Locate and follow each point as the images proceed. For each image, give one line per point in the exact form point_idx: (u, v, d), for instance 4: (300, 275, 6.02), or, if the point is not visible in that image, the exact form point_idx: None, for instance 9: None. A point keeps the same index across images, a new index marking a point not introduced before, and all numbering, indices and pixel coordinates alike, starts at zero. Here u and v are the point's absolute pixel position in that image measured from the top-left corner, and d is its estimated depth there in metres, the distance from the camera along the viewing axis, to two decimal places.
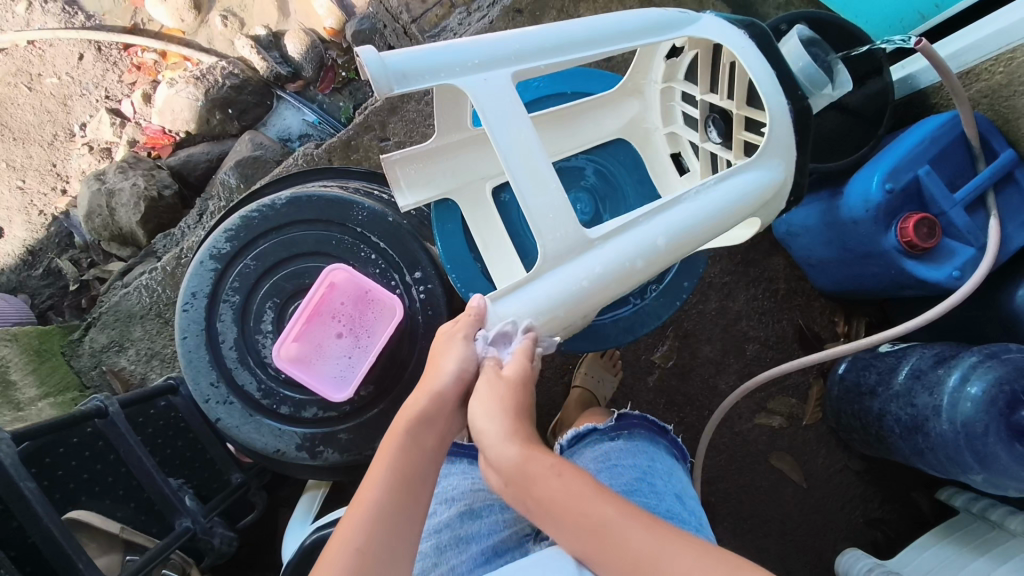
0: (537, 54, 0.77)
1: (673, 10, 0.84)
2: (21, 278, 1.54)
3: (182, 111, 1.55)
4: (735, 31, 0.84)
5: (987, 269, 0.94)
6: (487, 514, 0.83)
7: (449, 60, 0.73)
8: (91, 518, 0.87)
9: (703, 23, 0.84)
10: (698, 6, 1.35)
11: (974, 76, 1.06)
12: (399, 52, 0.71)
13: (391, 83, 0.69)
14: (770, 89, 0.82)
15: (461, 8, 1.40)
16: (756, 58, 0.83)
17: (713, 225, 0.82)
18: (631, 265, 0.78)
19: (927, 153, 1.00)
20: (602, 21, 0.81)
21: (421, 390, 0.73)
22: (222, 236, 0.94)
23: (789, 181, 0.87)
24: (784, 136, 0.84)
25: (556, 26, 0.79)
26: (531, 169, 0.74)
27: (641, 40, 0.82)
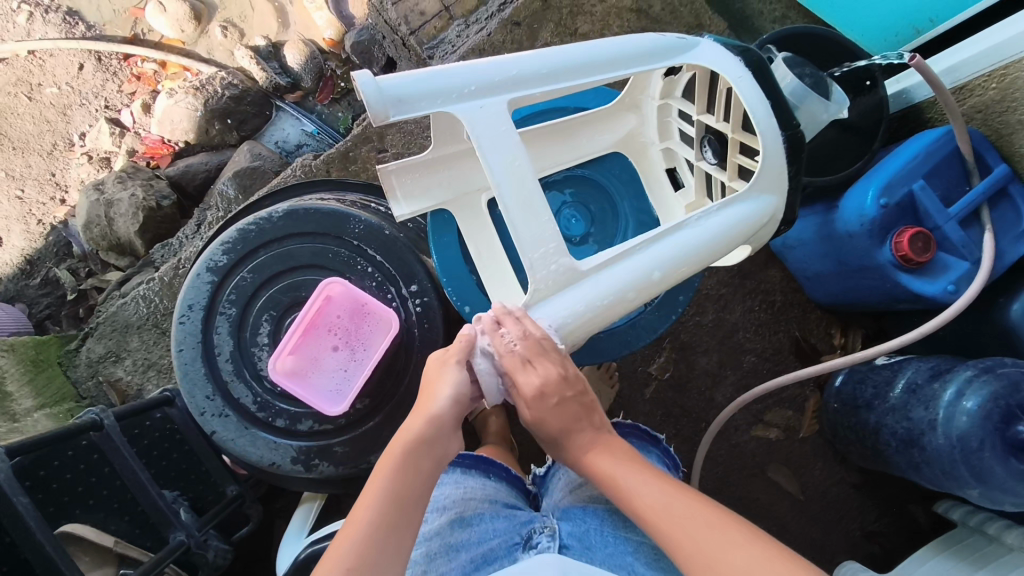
0: (534, 79, 0.77)
1: (672, 36, 0.83)
2: (19, 288, 1.54)
3: (180, 121, 1.56)
4: (732, 57, 0.83)
5: (981, 283, 0.94)
6: (478, 521, 0.84)
7: (446, 86, 0.73)
8: (86, 532, 0.88)
9: (701, 50, 0.84)
10: (695, 19, 1.36)
11: (968, 91, 1.06)
12: (395, 76, 0.71)
13: (387, 108, 0.69)
14: (763, 115, 0.81)
15: (460, 20, 1.40)
16: (751, 85, 0.81)
17: (705, 253, 0.82)
18: (624, 296, 0.79)
19: (922, 168, 1.00)
20: (598, 45, 0.80)
21: (419, 412, 0.73)
22: (218, 248, 0.95)
23: (780, 210, 0.86)
24: (778, 168, 0.83)
25: (552, 50, 0.79)
26: (524, 199, 0.74)
27: (638, 66, 0.82)
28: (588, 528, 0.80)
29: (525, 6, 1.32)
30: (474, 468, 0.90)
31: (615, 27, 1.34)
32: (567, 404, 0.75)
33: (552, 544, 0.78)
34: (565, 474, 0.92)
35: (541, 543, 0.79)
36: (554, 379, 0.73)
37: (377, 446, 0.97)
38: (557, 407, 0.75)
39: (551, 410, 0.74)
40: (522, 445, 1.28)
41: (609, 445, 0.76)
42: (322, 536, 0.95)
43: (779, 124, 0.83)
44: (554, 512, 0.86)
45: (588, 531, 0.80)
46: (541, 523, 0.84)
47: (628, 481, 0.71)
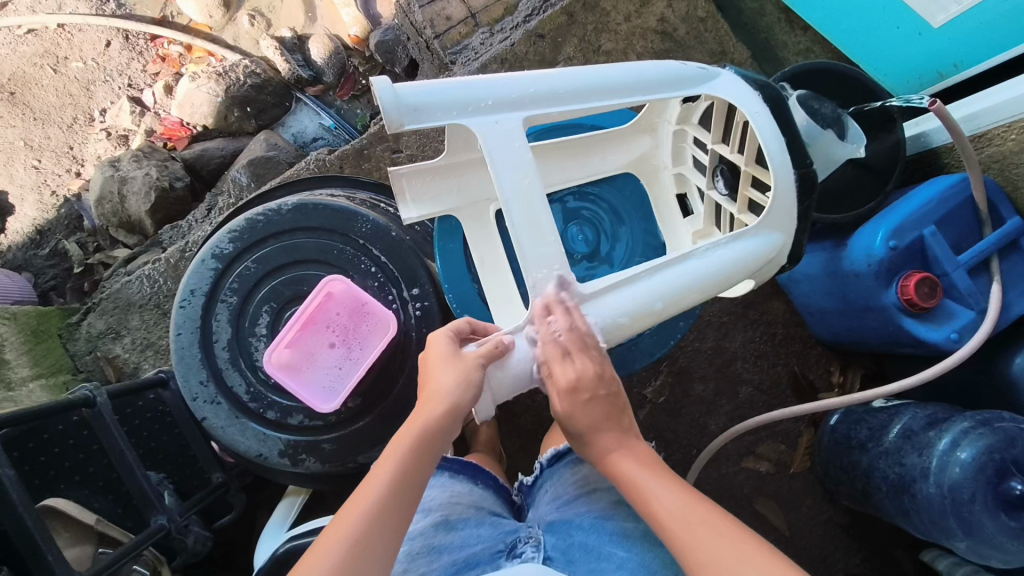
0: (550, 99, 0.77)
1: (693, 66, 0.83)
2: (27, 257, 1.56)
3: (201, 105, 1.57)
4: (752, 92, 0.83)
5: (986, 333, 0.94)
6: (463, 525, 0.83)
7: (462, 100, 0.73)
8: (69, 509, 0.88)
9: (723, 82, 0.83)
10: (719, 46, 1.36)
11: (987, 140, 1.06)
12: (413, 85, 0.71)
13: (403, 117, 0.69)
14: (777, 152, 0.80)
15: (484, 29, 1.41)
16: (768, 122, 0.81)
17: (709, 286, 0.82)
18: (617, 323, 0.78)
19: (934, 214, 1.00)
20: (620, 69, 0.80)
21: (438, 395, 0.71)
22: (225, 236, 0.95)
23: (788, 245, 0.86)
24: (788, 207, 0.83)
25: (572, 70, 0.79)
26: (530, 217, 0.75)
27: (658, 94, 0.82)
28: (572, 543, 0.80)
29: (550, 19, 1.33)
30: (461, 473, 0.91)
31: (639, 47, 1.34)
32: (598, 403, 0.74)
33: (536, 555, 0.78)
34: (555, 485, 0.91)
35: (525, 553, 0.79)
36: (590, 375, 0.73)
37: (365, 447, 0.97)
38: (589, 404, 0.73)
39: (582, 407, 0.73)
40: (510, 456, 1.28)
41: (633, 448, 0.75)
42: (304, 532, 0.95)
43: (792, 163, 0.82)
44: (541, 524, 0.86)
45: (572, 545, 0.79)
46: (526, 533, 0.84)
47: (652, 487, 0.70)
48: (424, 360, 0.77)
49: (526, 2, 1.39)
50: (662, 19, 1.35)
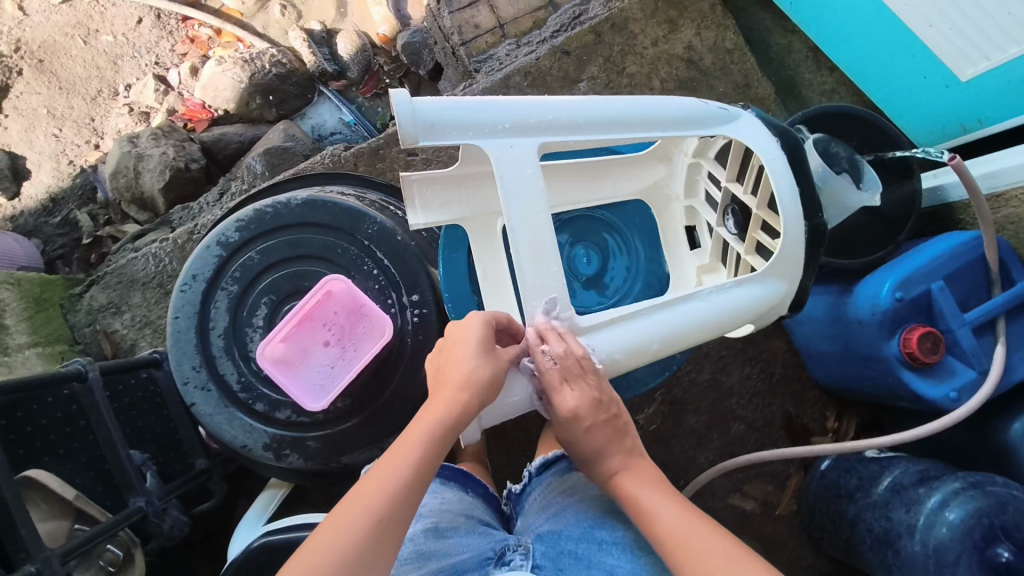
0: (567, 126, 0.77)
1: (713, 105, 0.83)
2: (38, 223, 1.57)
3: (224, 90, 1.57)
4: (769, 136, 0.83)
5: (987, 395, 0.92)
6: (453, 533, 0.82)
7: (480, 118, 0.73)
8: (48, 481, 0.89)
9: (741, 123, 0.83)
10: (744, 79, 1.36)
11: (1004, 200, 1.05)
12: (430, 100, 0.71)
13: (417, 133, 0.70)
14: (789, 201, 0.80)
15: (511, 40, 1.41)
16: (783, 168, 0.80)
17: (707, 330, 0.81)
18: (610, 357, 0.77)
19: (943, 269, 0.99)
20: (639, 103, 0.80)
21: (466, 382, 0.69)
22: (232, 225, 0.95)
23: (791, 294, 0.85)
24: (794, 257, 0.82)
25: (591, 100, 0.79)
26: (534, 242, 0.74)
27: (675, 131, 0.82)
28: (562, 550, 0.78)
29: (578, 37, 1.33)
30: (452, 479, 0.92)
31: (663, 72, 1.34)
32: (599, 428, 0.72)
33: (525, 563, 0.78)
34: (542, 495, 0.91)
35: (514, 561, 0.79)
36: (590, 402, 0.71)
37: (350, 448, 0.97)
38: (605, 424, 0.73)
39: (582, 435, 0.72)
40: (495, 470, 1.27)
41: (636, 468, 0.73)
42: (280, 528, 0.96)
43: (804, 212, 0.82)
44: (529, 534, 0.85)
45: (562, 553, 0.78)
46: (515, 541, 0.83)
47: (653, 503, 0.69)
48: (446, 341, 0.74)
49: (555, 18, 1.40)
50: (689, 48, 1.35)
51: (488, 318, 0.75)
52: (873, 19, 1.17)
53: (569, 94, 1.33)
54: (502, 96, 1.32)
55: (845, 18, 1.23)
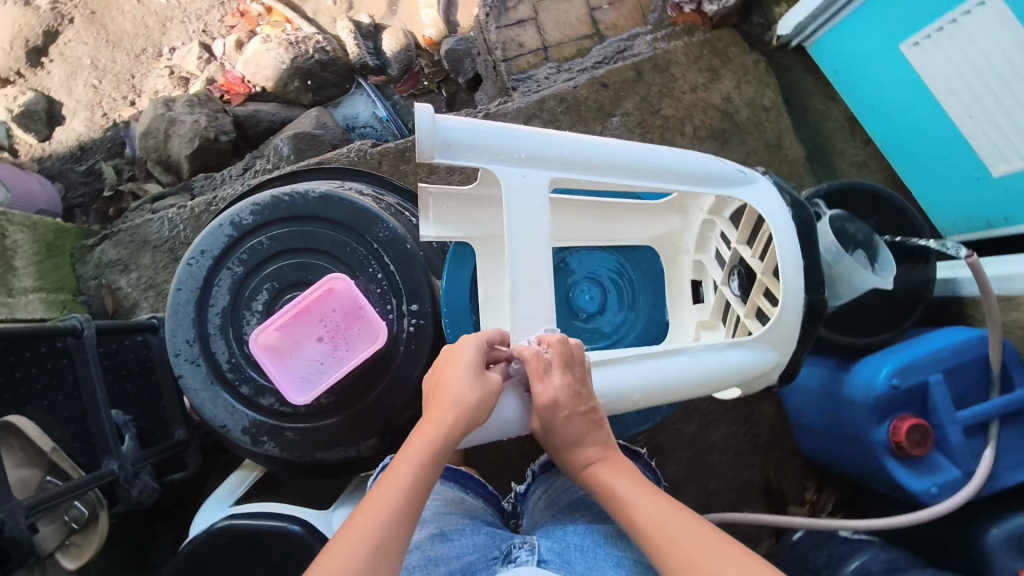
0: (585, 164, 0.77)
1: (733, 166, 0.83)
2: (63, 169, 1.60)
3: (265, 68, 1.59)
4: (785, 208, 0.83)
5: (968, 497, 0.91)
6: (456, 536, 0.81)
7: (499, 145, 0.74)
8: (29, 430, 0.89)
9: (757, 188, 0.83)
10: (776, 138, 1.35)
11: (1016, 304, 1.04)
12: (453, 119, 0.72)
13: (433, 151, 0.71)
14: (791, 276, 0.80)
15: (553, 63, 1.41)
16: (790, 240, 0.81)
17: (692, 388, 0.81)
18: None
19: (944, 363, 0.98)
20: (663, 152, 0.80)
21: (456, 403, 0.69)
22: (248, 207, 0.96)
23: (781, 364, 0.85)
24: (788, 329, 0.83)
25: (613, 142, 0.79)
26: (531, 275, 0.75)
27: (692, 186, 0.82)
28: (568, 545, 0.77)
29: (618, 72, 1.34)
30: (451, 479, 0.92)
31: (697, 120, 1.34)
32: (577, 418, 0.72)
33: (531, 558, 0.76)
34: (545, 490, 0.91)
35: (519, 557, 0.77)
36: (570, 392, 0.71)
37: (325, 445, 0.97)
38: (583, 416, 0.72)
39: (560, 422, 0.71)
40: None
41: (612, 460, 0.74)
42: (242, 513, 0.97)
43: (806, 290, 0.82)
44: (535, 532, 0.83)
45: (567, 547, 0.77)
46: (521, 538, 0.82)
47: (632, 493, 0.69)
48: (440, 361, 0.75)
49: (599, 49, 1.41)
50: (726, 99, 1.35)
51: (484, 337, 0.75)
52: (912, 98, 1.16)
53: (601, 127, 1.33)
54: (534, 118, 1.33)
55: (885, 92, 1.22)
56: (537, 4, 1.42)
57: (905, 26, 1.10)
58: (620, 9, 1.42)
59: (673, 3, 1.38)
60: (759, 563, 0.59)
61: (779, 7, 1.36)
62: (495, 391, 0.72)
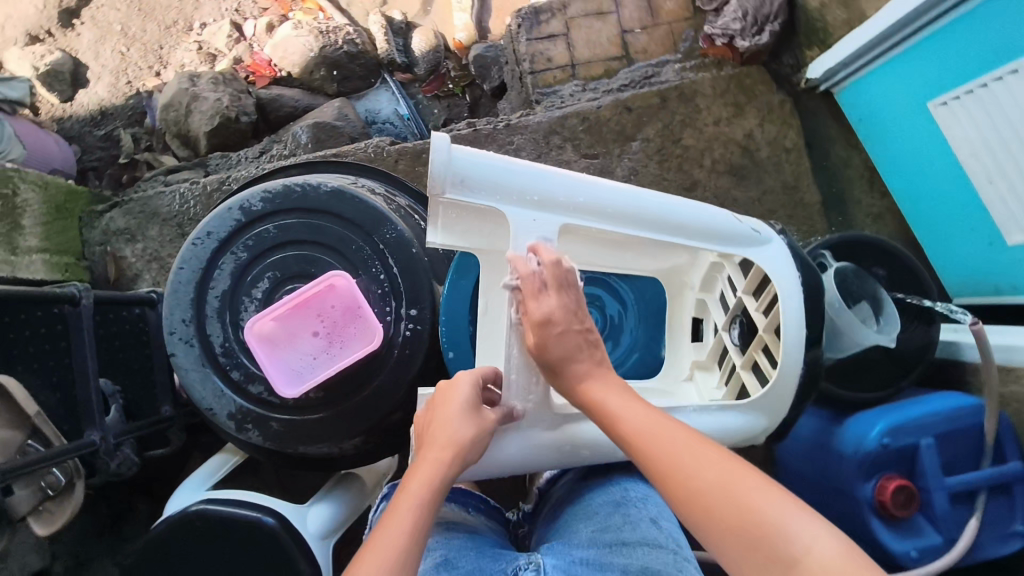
0: (595, 212, 0.83)
1: (748, 226, 0.86)
2: (82, 132, 1.61)
3: (292, 54, 1.58)
4: (793, 269, 0.84)
5: (947, 565, 0.90)
6: (459, 562, 0.78)
7: (513, 187, 0.80)
8: (16, 391, 0.88)
9: (766, 249, 0.86)
10: (794, 180, 1.35)
11: (1014, 376, 1.03)
12: (471, 157, 0.78)
13: (444, 186, 0.78)
14: (793, 340, 0.81)
15: (579, 81, 1.41)
16: (795, 302, 0.82)
17: None
18: (574, 449, 0.86)
19: (937, 426, 0.97)
20: (674, 204, 0.84)
21: (452, 444, 0.74)
22: (258, 194, 0.96)
23: (769, 429, 0.86)
24: (783, 392, 0.83)
25: (626, 191, 0.83)
26: None
27: (699, 241, 0.86)
28: (573, 560, 0.75)
29: (643, 97, 1.34)
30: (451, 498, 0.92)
31: (717, 154, 1.34)
32: (569, 334, 0.76)
33: None
34: (551, 509, 0.95)
35: None
36: (564, 309, 0.76)
37: (308, 440, 0.97)
38: (572, 334, 0.76)
39: (553, 338, 0.75)
40: None
41: (604, 375, 0.76)
42: (210, 498, 0.97)
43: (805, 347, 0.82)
44: (540, 552, 0.80)
45: (573, 562, 0.75)
46: (525, 558, 0.78)
47: (619, 405, 0.72)
48: (433, 400, 0.80)
49: (626, 72, 1.41)
50: (748, 135, 1.34)
51: (476, 377, 0.80)
52: (934, 157, 1.16)
53: (620, 150, 1.33)
54: (554, 134, 1.33)
55: (907, 147, 1.21)
56: (570, 20, 1.42)
57: (933, 85, 1.09)
58: (651, 35, 1.42)
59: (705, 35, 1.39)
60: (739, 463, 0.62)
61: (811, 49, 1.36)
62: (488, 432, 0.78)
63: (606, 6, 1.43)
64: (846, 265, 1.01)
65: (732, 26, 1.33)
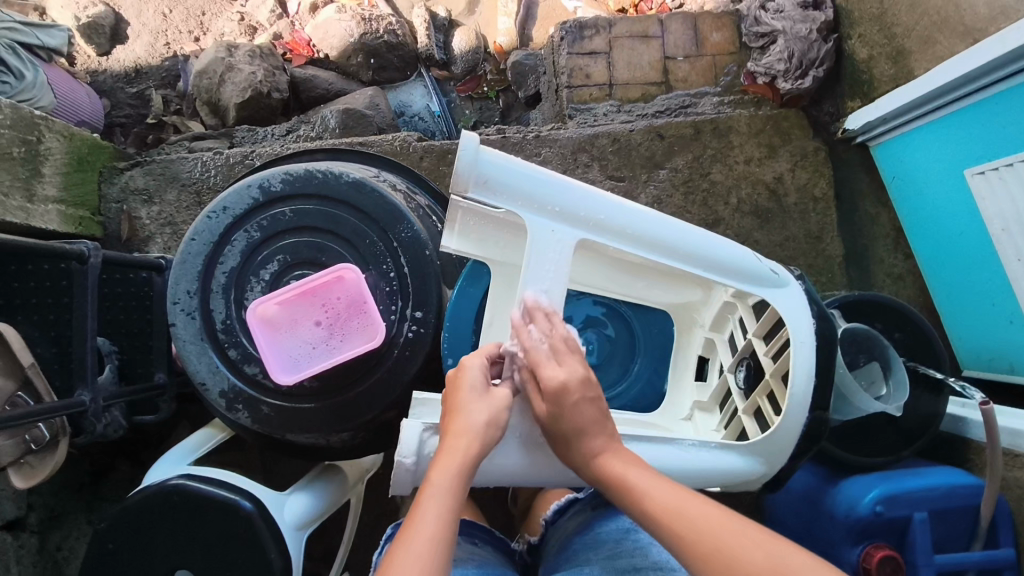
0: (614, 232, 0.82)
1: (768, 266, 0.84)
2: (114, 87, 1.61)
3: (333, 37, 1.57)
4: (809, 318, 0.82)
5: None
6: None
7: (535, 194, 0.80)
8: (13, 340, 0.87)
9: (785, 292, 0.84)
10: (818, 229, 1.33)
11: (1017, 462, 1.01)
12: (498, 158, 0.78)
13: (469, 184, 0.78)
14: (797, 393, 0.79)
15: (614, 101, 1.40)
16: (807, 356, 0.80)
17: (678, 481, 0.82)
18: (567, 466, 0.83)
19: (933, 501, 0.95)
20: (695, 236, 0.83)
21: (469, 430, 0.73)
22: (280, 175, 0.95)
23: (767, 475, 0.84)
24: (783, 443, 0.81)
25: (648, 216, 0.82)
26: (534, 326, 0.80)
27: (716, 275, 0.85)
28: None
29: (676, 126, 1.32)
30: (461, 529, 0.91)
31: (743, 193, 1.32)
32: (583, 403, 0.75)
33: None
34: (558, 539, 0.93)
35: None
36: (579, 377, 0.76)
37: (296, 428, 0.96)
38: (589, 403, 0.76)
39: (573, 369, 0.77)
40: None
41: (620, 447, 0.76)
42: (192, 475, 0.96)
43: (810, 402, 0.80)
44: None
45: None
46: None
47: (643, 481, 0.71)
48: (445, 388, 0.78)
49: (663, 99, 1.40)
50: (777, 179, 1.32)
51: (483, 361, 0.78)
52: (963, 225, 1.13)
53: (646, 176, 1.32)
54: (583, 151, 1.32)
55: (937, 211, 1.19)
56: (613, 39, 1.40)
57: (973, 153, 1.07)
58: (693, 64, 1.41)
59: (748, 72, 1.38)
60: (784, 544, 0.63)
61: (852, 101, 1.34)
62: (503, 408, 0.76)
63: (652, 30, 1.41)
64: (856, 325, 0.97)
65: (775, 66, 1.33)
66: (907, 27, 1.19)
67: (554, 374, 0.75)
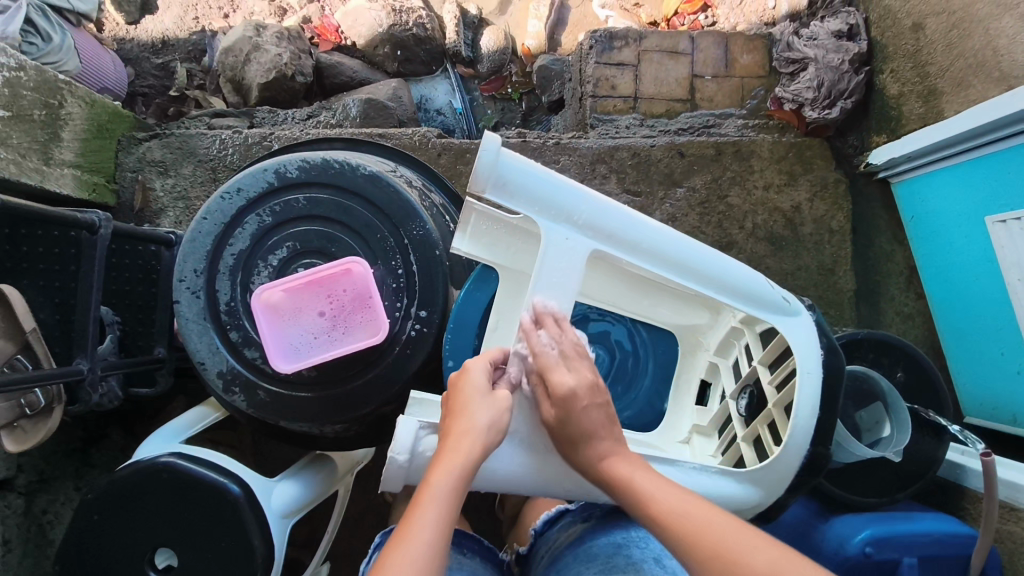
0: (629, 246, 0.82)
1: (779, 293, 0.83)
2: (140, 56, 1.61)
3: (362, 25, 1.57)
4: (816, 349, 0.81)
5: None
6: None
7: (552, 202, 0.79)
8: (17, 303, 0.86)
9: (795, 322, 0.82)
10: (831, 262, 1.31)
11: (1015, 517, 1.00)
12: (518, 162, 0.77)
13: (486, 186, 0.78)
14: (800, 423, 0.78)
15: (638, 115, 1.39)
16: (811, 388, 0.79)
17: None
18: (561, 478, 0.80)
19: (924, 548, 0.94)
20: (709, 258, 0.82)
21: (469, 432, 0.72)
22: (296, 162, 0.95)
23: (763, 506, 0.83)
24: (780, 473, 0.81)
25: (665, 232, 0.82)
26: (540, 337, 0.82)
27: (728, 298, 0.84)
28: None
29: (698, 145, 1.31)
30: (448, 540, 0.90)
31: (759, 220, 1.31)
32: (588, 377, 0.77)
33: None
34: (548, 552, 0.92)
35: None
36: None
37: (291, 416, 0.96)
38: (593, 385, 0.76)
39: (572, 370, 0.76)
40: None
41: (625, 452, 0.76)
42: (183, 453, 0.96)
43: (812, 435, 0.79)
44: None
45: None
46: None
47: (647, 485, 0.71)
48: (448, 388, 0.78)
49: (687, 117, 1.39)
50: (795, 208, 1.31)
51: (486, 364, 0.78)
52: (980, 272, 1.12)
53: (664, 193, 1.31)
54: (601, 162, 1.31)
55: (955, 255, 1.18)
56: (642, 52, 1.39)
57: (997, 200, 1.06)
58: (721, 85, 1.40)
59: (775, 96, 1.37)
60: (792, 552, 0.61)
61: (879, 135, 1.33)
62: (506, 410, 0.75)
63: (681, 46, 1.40)
64: (857, 367, 0.98)
65: (803, 94, 1.32)
66: (941, 67, 1.18)
67: (560, 372, 0.76)
